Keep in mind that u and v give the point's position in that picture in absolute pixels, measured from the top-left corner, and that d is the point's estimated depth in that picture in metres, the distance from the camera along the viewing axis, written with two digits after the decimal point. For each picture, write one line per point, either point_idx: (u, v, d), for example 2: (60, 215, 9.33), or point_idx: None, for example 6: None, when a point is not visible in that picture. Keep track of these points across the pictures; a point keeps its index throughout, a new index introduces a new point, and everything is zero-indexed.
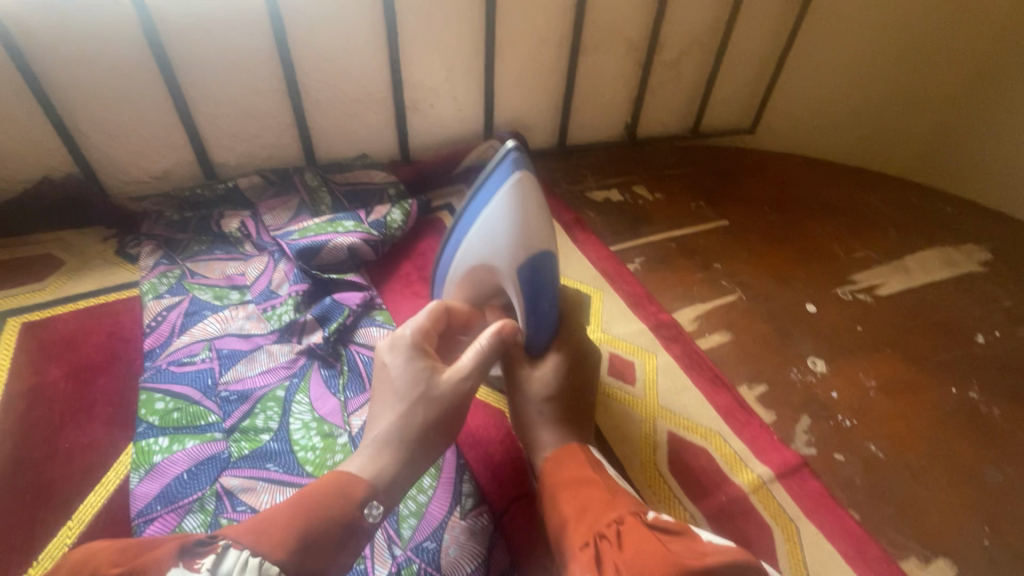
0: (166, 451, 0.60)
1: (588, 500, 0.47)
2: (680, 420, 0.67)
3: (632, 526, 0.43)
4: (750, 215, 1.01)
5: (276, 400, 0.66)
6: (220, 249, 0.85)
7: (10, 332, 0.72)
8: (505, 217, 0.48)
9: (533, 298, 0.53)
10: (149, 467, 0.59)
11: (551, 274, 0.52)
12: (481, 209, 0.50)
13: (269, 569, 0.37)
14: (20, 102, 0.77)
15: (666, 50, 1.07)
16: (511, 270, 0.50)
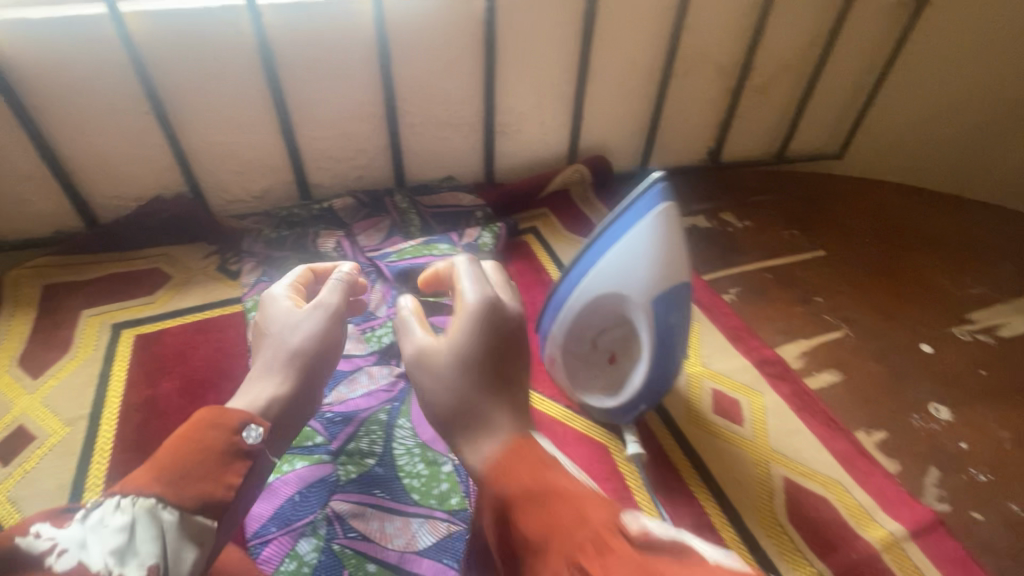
0: (276, 470, 0.60)
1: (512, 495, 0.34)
2: (797, 466, 0.63)
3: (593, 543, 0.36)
4: (848, 245, 0.96)
5: (379, 423, 0.66)
6: (316, 268, 0.87)
7: (125, 345, 0.75)
8: (643, 256, 0.47)
9: (658, 343, 0.50)
10: None
11: (681, 318, 0.50)
12: (615, 246, 0.49)
13: (156, 510, 0.38)
14: (142, 124, 0.81)
15: (757, 74, 1.05)
16: (639, 310, 0.49)
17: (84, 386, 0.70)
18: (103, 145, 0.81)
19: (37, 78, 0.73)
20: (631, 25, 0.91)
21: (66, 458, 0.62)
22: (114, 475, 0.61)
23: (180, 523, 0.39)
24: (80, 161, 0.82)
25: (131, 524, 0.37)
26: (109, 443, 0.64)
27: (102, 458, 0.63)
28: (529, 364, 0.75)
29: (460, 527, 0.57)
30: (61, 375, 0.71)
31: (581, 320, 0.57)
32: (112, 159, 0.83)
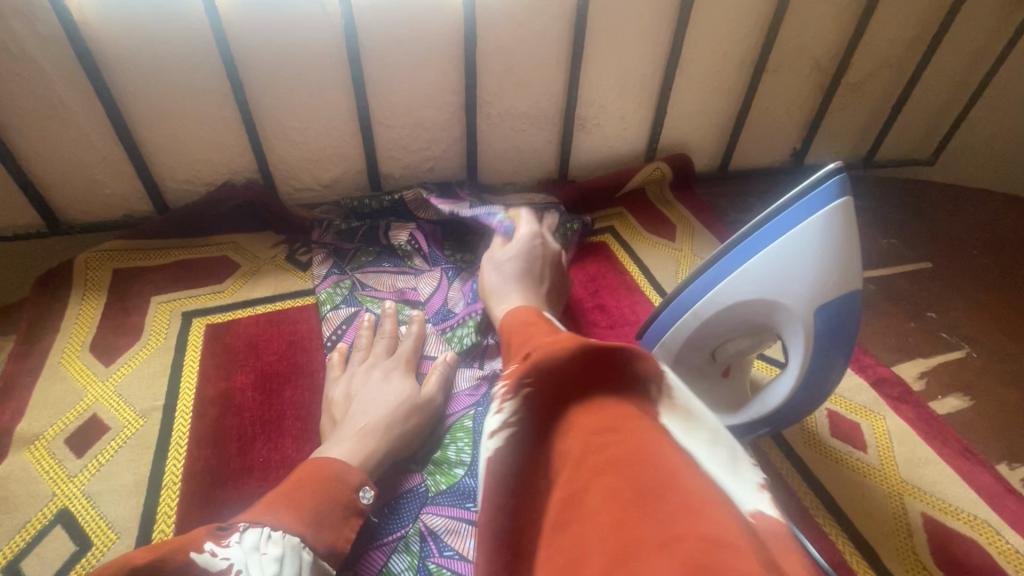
0: None
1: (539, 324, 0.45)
2: (935, 501, 0.56)
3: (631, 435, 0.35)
4: (956, 257, 0.88)
5: (466, 430, 0.61)
6: (388, 262, 0.82)
7: (196, 334, 0.72)
8: (818, 252, 0.41)
9: (819, 352, 0.44)
10: None
11: (852, 325, 0.43)
12: (776, 241, 0.43)
13: (291, 537, 0.43)
14: (219, 107, 0.78)
15: (853, 72, 0.98)
16: (805, 313, 0.42)
17: (157, 376, 0.67)
18: (179, 128, 0.79)
19: (120, 55, 0.70)
20: (728, 16, 0.86)
21: (142, 452, 0.59)
22: (191, 473, 0.58)
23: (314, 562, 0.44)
24: (155, 143, 0.79)
25: (284, 556, 0.42)
26: (184, 438, 0.61)
27: (178, 453, 0.59)
28: None
29: None
30: (133, 364, 0.68)
31: (708, 329, 0.51)
32: (186, 142, 0.80)
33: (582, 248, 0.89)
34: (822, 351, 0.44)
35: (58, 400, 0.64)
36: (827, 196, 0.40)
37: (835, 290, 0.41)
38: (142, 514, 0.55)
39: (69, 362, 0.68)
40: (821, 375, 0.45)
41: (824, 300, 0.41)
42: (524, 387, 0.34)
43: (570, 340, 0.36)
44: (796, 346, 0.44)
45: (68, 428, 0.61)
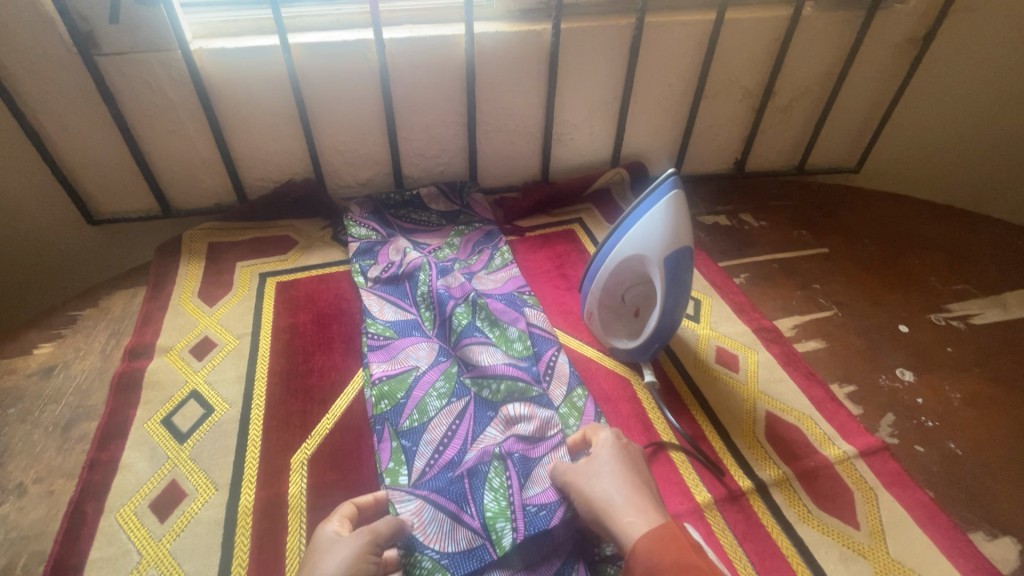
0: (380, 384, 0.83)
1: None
2: (777, 403, 0.81)
3: None
4: (850, 245, 1.12)
5: (451, 373, 0.84)
6: (375, 291, 0.98)
7: (269, 287, 1.01)
8: (663, 221, 0.68)
9: (672, 284, 0.70)
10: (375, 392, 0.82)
11: (689, 267, 0.69)
12: (641, 216, 0.70)
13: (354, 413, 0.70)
14: (288, 126, 1.07)
15: (779, 98, 1.23)
16: (660, 258, 0.68)
17: (246, 313, 0.96)
18: (259, 141, 1.08)
19: (224, 90, 1.00)
20: (669, 57, 1.12)
21: (239, 359, 0.88)
22: (272, 371, 0.86)
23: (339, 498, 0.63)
24: (241, 150, 1.09)
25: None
26: (266, 351, 0.89)
27: (263, 360, 0.88)
28: (572, 319, 0.95)
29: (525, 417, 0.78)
30: (229, 305, 0.98)
31: (613, 278, 0.77)
32: (263, 151, 1.10)
33: (556, 234, 1.15)
34: (672, 287, 0.70)
35: (181, 327, 0.93)
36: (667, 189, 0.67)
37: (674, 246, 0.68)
38: (243, 395, 0.83)
39: (186, 304, 0.98)
40: (677, 303, 0.72)
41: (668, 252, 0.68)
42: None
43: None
44: (658, 280, 0.70)
45: (190, 344, 0.90)
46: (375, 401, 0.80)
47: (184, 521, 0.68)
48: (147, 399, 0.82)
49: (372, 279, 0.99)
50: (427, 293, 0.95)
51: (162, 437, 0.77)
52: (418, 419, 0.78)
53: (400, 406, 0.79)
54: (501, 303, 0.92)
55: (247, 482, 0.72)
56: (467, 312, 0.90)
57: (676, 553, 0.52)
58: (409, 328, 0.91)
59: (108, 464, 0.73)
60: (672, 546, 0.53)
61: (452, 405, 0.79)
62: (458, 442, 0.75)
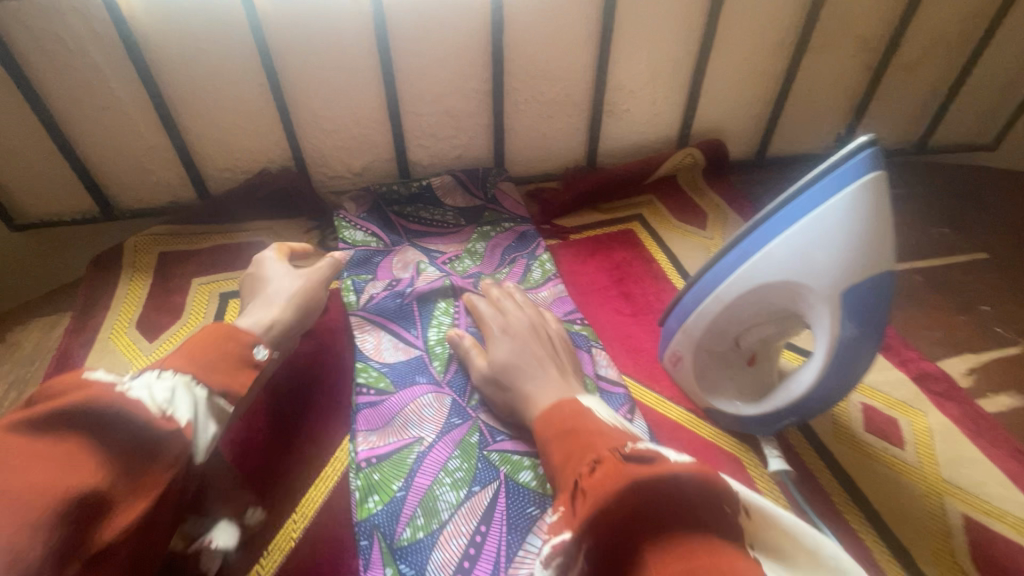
0: (366, 475, 0.56)
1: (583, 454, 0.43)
2: (978, 503, 0.53)
3: (605, 460, 0.41)
4: (1017, 249, 0.82)
5: (469, 448, 0.59)
6: (368, 316, 0.70)
7: (233, 314, 0.76)
8: (851, 231, 0.39)
9: (854, 334, 0.42)
10: (365, 485, 0.56)
11: (886, 307, 0.42)
12: (805, 218, 0.41)
13: (197, 389, 0.47)
14: (255, 97, 0.81)
15: (905, 51, 0.92)
16: (839, 292, 0.41)
17: None
18: (221, 119, 0.82)
19: (166, 50, 0.74)
20: None
21: None
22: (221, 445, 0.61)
23: (207, 402, 0.47)
24: (197, 132, 0.83)
25: (177, 389, 0.46)
26: None
27: None
28: (644, 361, 0.67)
29: None
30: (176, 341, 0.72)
31: (730, 313, 0.49)
32: (225, 131, 0.84)
33: (610, 236, 0.87)
34: (850, 333, 0.42)
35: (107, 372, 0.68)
36: (858, 172, 0.38)
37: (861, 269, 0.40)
38: None
39: (117, 338, 0.73)
40: (852, 362, 0.44)
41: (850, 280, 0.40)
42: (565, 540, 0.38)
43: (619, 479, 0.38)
44: (828, 327, 0.42)
45: None
46: (360, 498, 0.55)
47: None
48: None
49: (367, 300, 0.72)
50: (445, 328, 0.70)
51: None
52: (425, 527, 0.53)
53: (396, 504, 0.54)
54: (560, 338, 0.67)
55: None
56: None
57: (569, 429, 0.47)
58: (412, 374, 0.65)
59: None
60: (561, 414, 0.49)
61: (474, 499, 0.55)
62: (485, 563, 0.50)
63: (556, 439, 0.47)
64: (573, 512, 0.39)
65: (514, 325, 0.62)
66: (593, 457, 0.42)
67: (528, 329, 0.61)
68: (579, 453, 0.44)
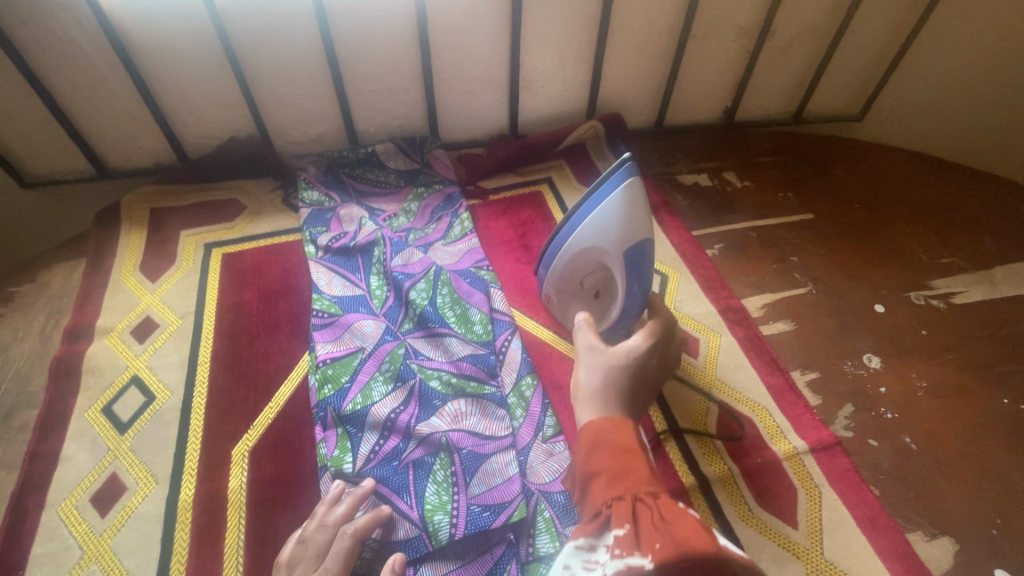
0: (317, 369, 0.79)
1: (630, 471, 0.56)
2: (735, 393, 0.78)
3: (666, 503, 0.53)
4: (837, 211, 1.04)
5: (395, 358, 0.80)
6: (323, 262, 0.92)
7: (215, 260, 0.96)
8: (619, 213, 0.66)
9: (631, 272, 0.69)
10: (319, 372, 0.79)
11: (649, 258, 0.69)
12: (597, 201, 0.68)
13: None
14: (221, 78, 0.96)
15: (776, 38, 1.09)
16: (619, 248, 0.67)
17: (189, 290, 0.92)
18: (193, 96, 0.98)
19: (142, 41, 0.89)
20: None
21: (182, 341, 0.85)
22: (215, 356, 0.83)
23: None
24: (172, 106, 0.99)
25: None
26: (210, 332, 0.86)
27: (206, 343, 0.85)
28: (530, 298, 0.90)
29: (471, 407, 0.76)
30: (172, 280, 0.93)
31: (572, 263, 0.73)
32: (197, 106, 1.00)
33: (522, 197, 1.07)
34: (629, 279, 0.70)
35: (122, 305, 0.89)
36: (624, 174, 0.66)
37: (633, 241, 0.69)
38: (185, 380, 0.80)
39: (127, 278, 0.93)
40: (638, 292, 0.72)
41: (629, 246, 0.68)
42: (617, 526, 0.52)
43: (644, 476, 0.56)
44: (617, 267, 0.69)
45: (131, 324, 0.87)
46: (318, 385, 0.77)
47: (124, 516, 0.68)
48: (86, 385, 0.80)
49: (322, 249, 0.94)
50: (382, 271, 0.90)
51: (102, 427, 0.76)
52: (361, 402, 0.75)
53: (344, 390, 0.76)
54: (467, 282, 0.88)
55: (187, 473, 0.71)
56: (428, 288, 0.86)
57: (622, 445, 0.59)
58: (355, 305, 0.86)
59: (48, 456, 0.73)
60: (615, 434, 0.60)
61: (396, 391, 0.76)
62: (401, 428, 0.73)
63: (606, 457, 0.58)
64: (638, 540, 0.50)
65: (652, 353, 0.69)
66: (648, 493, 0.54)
67: (637, 362, 0.68)
68: (631, 482, 0.55)
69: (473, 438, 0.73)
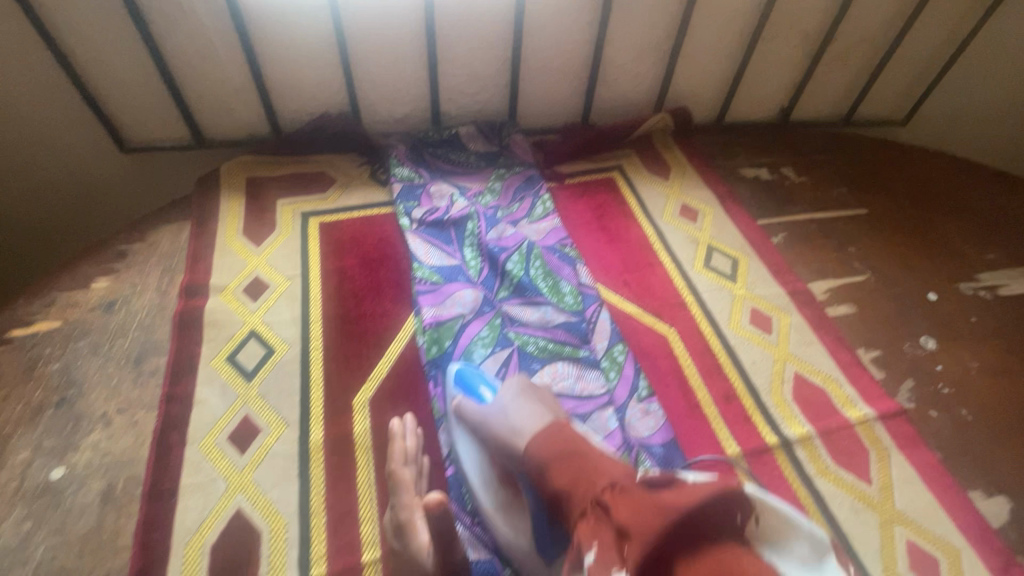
0: (427, 330, 0.86)
1: (580, 476, 0.57)
2: (807, 366, 0.86)
3: (625, 492, 0.53)
4: (888, 208, 1.12)
5: (496, 323, 0.87)
6: (418, 234, 0.99)
7: (313, 229, 1.02)
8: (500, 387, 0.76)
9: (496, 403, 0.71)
10: (428, 333, 0.86)
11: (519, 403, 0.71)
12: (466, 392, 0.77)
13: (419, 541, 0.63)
14: (324, 54, 1.02)
15: (838, 43, 1.16)
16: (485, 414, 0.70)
17: (293, 255, 0.97)
18: (295, 71, 1.03)
19: (258, 15, 0.95)
20: None
21: (293, 301, 0.91)
22: (326, 315, 0.89)
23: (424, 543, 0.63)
24: (275, 80, 1.04)
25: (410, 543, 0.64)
26: (318, 293, 0.92)
27: (315, 303, 0.91)
28: (612, 274, 0.97)
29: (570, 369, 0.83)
30: (275, 245, 0.99)
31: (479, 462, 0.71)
32: (297, 81, 1.05)
33: (596, 182, 1.13)
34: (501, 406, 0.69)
35: (231, 266, 0.95)
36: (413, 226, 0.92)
37: (532, 398, 0.70)
38: (300, 336, 0.86)
39: (232, 242, 0.99)
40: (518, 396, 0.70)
41: (534, 434, 0.64)
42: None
43: (654, 516, 0.48)
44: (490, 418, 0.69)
45: (242, 283, 0.93)
46: (429, 344, 0.84)
47: (261, 454, 0.74)
48: (209, 337, 0.85)
49: (417, 222, 1.00)
50: (476, 244, 0.97)
51: (229, 374, 0.82)
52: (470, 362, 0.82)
53: (452, 350, 0.84)
54: (556, 257, 0.95)
55: (314, 418, 0.78)
56: (522, 261, 0.93)
57: (562, 454, 0.60)
58: (454, 274, 0.93)
59: (183, 399, 0.78)
60: (558, 437, 0.63)
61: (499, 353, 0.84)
62: None
63: (558, 465, 0.59)
64: (618, 550, 0.47)
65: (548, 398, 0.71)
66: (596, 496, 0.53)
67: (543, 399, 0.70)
68: (591, 483, 0.56)
69: (574, 398, 0.80)
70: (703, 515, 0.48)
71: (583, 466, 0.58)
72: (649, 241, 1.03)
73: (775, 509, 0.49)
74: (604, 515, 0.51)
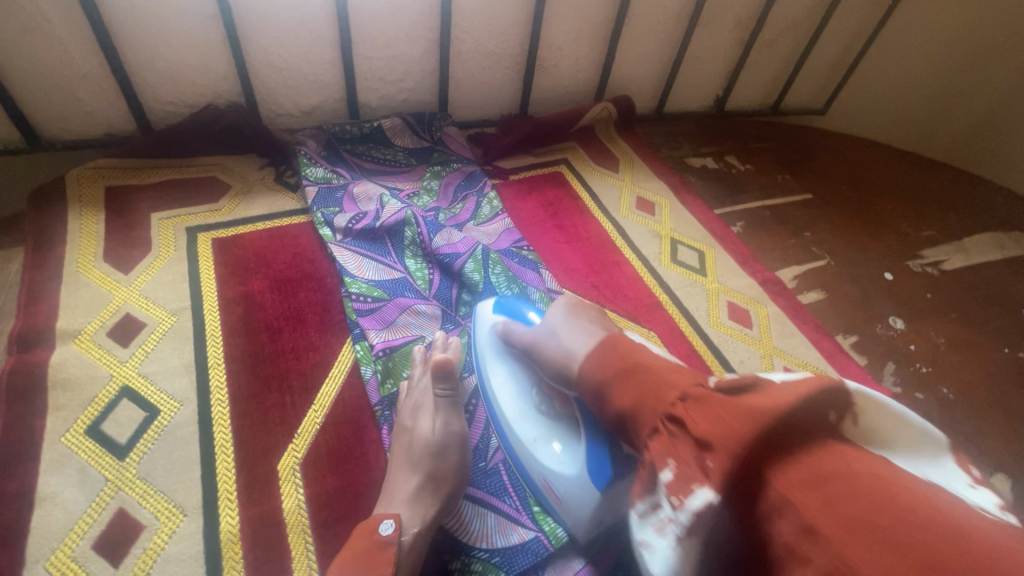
0: (372, 362, 0.69)
1: (655, 386, 0.43)
2: (793, 358, 0.80)
3: (700, 398, 0.39)
4: (830, 192, 1.12)
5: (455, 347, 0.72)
6: (345, 246, 0.81)
7: (204, 247, 0.80)
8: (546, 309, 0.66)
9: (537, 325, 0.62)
10: (375, 366, 0.69)
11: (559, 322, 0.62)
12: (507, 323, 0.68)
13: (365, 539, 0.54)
14: (204, 30, 0.81)
15: (767, 30, 1.16)
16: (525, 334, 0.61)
17: (177, 281, 0.75)
18: (164, 50, 0.81)
19: None
20: None
21: (182, 342, 0.69)
22: (231, 357, 0.68)
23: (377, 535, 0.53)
24: (137, 62, 0.81)
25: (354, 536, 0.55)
26: (217, 329, 0.71)
27: (215, 342, 0.70)
28: (578, 276, 0.86)
29: None
30: (152, 271, 0.76)
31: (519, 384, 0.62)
32: (168, 64, 0.83)
33: (543, 177, 1.02)
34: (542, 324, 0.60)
35: (87, 302, 0.71)
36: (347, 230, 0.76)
37: (584, 318, 0.59)
38: (196, 388, 0.65)
39: (87, 270, 0.74)
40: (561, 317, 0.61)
41: (590, 349, 0.52)
42: (708, 503, 0.35)
43: (748, 425, 0.35)
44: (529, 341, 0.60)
45: (107, 324, 0.69)
46: (379, 380, 0.68)
47: (147, 562, 0.53)
48: (58, 404, 0.61)
49: (342, 232, 0.82)
50: (418, 253, 0.81)
51: (92, 452, 0.59)
52: None
53: None
54: (515, 262, 0.82)
55: (224, 498, 0.58)
56: (478, 269, 0.78)
57: (619, 366, 0.47)
58: (398, 289, 0.76)
59: (19, 498, 0.55)
60: (614, 349, 0.49)
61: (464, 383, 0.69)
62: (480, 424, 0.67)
63: (619, 381, 0.46)
64: (700, 467, 0.36)
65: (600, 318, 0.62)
66: (676, 395, 0.41)
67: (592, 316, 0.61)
68: (659, 393, 0.42)
69: None
70: (807, 426, 0.36)
71: (643, 376, 0.45)
72: (610, 238, 0.93)
73: (877, 403, 0.39)
74: (679, 433, 0.39)
